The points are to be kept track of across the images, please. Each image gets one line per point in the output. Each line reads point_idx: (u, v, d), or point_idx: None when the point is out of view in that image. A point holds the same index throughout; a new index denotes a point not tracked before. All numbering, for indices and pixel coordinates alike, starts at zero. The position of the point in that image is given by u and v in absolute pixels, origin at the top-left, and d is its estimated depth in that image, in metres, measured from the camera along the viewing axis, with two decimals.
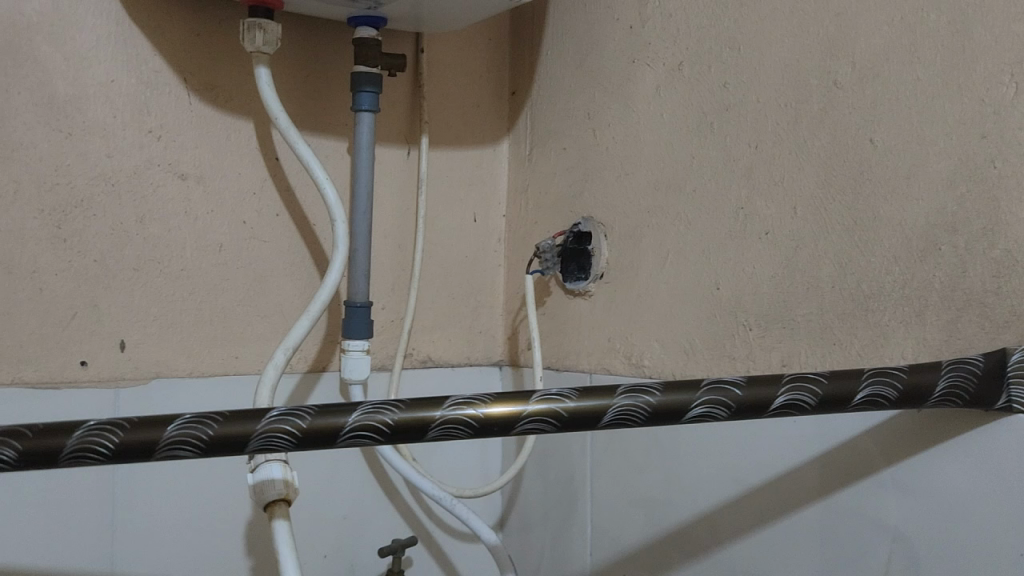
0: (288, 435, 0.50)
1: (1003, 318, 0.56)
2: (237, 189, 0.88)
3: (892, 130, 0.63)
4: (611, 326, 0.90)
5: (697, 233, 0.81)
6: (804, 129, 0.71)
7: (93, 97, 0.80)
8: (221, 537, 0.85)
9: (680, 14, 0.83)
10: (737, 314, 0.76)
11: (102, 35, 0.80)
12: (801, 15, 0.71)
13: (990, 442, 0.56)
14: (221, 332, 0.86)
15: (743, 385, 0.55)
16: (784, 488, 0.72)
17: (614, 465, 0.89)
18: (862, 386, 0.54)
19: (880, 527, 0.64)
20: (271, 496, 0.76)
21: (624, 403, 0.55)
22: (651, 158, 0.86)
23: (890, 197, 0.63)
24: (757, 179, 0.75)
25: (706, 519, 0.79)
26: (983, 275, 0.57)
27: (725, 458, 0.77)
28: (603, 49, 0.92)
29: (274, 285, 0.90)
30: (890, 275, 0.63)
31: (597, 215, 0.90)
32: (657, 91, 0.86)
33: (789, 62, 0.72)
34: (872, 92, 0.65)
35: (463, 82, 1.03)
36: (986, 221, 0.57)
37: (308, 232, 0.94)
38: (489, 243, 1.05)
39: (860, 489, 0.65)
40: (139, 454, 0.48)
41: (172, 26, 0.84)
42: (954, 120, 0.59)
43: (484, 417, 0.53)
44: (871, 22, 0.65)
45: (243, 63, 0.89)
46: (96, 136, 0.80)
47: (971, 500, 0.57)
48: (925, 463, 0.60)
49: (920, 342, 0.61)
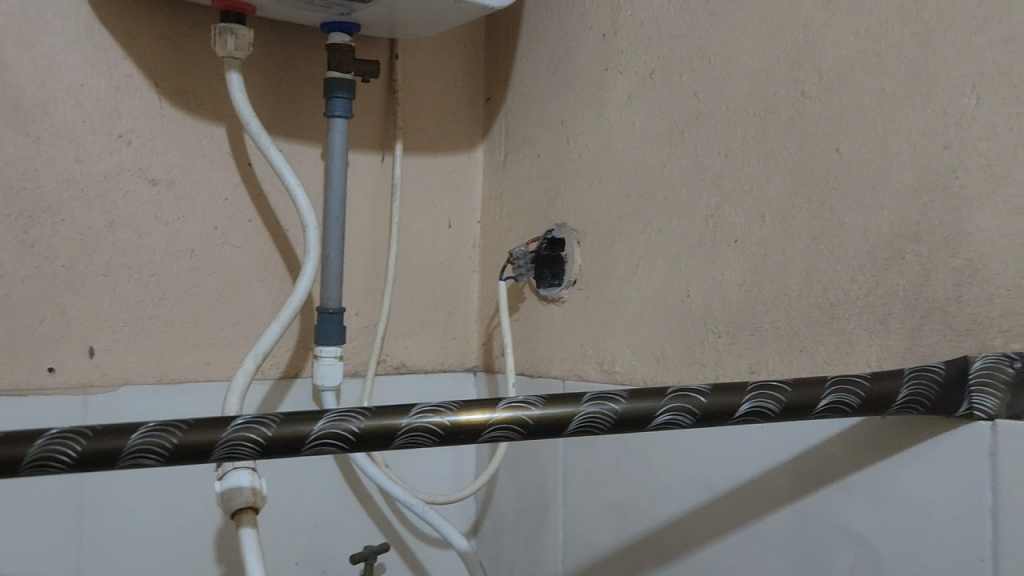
0: (344, 437, 0.51)
1: (963, 327, 0.58)
2: (209, 195, 0.94)
3: (861, 139, 0.65)
4: (579, 333, 0.89)
5: (666, 240, 0.80)
6: (774, 136, 0.71)
7: (61, 100, 0.84)
8: (191, 524, 0.93)
9: (652, 23, 0.82)
10: (704, 320, 0.76)
11: (72, 40, 0.85)
12: (772, 24, 0.71)
13: (953, 447, 0.58)
14: (192, 338, 0.93)
15: (789, 386, 0.55)
16: (749, 495, 0.73)
17: (586, 471, 0.91)
18: (904, 387, 0.55)
19: (842, 532, 0.65)
20: (237, 504, 0.72)
21: (673, 405, 0.54)
22: (624, 163, 0.85)
23: (858, 207, 0.65)
24: (727, 187, 0.75)
25: (673, 524, 0.80)
26: (945, 282, 0.59)
27: (691, 465, 0.78)
28: (576, 56, 0.92)
29: (246, 291, 0.97)
30: (855, 283, 0.65)
31: (568, 220, 0.92)
32: (630, 97, 0.85)
33: (756, 71, 0.73)
34: (841, 102, 0.66)
35: (439, 90, 1.05)
36: (947, 229, 0.59)
37: (281, 238, 1.00)
38: (463, 249, 1.06)
39: (823, 496, 0.66)
40: (198, 455, 0.49)
41: (151, 37, 0.90)
42: (917, 132, 0.61)
43: (537, 420, 0.53)
44: (837, 34, 0.66)
45: (213, 67, 0.94)
46: (64, 141, 0.84)
47: (932, 504, 0.59)
48: (888, 470, 0.62)
49: (883, 349, 0.63)
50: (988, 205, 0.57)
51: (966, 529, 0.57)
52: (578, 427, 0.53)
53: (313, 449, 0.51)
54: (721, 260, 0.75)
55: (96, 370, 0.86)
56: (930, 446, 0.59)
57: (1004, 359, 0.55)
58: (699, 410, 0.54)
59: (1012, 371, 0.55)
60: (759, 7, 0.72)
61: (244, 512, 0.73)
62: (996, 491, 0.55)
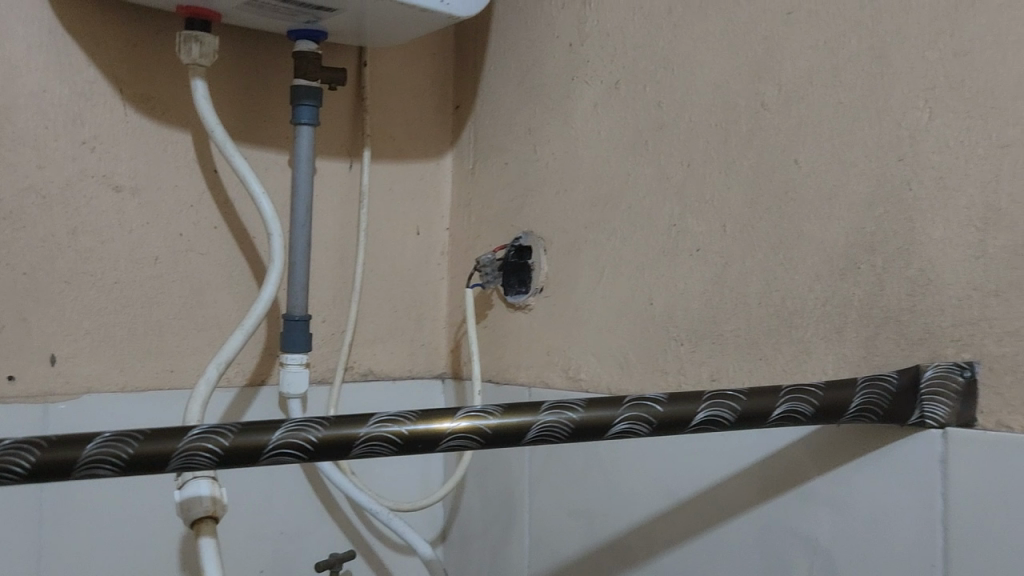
0: (302, 447, 0.51)
1: (917, 336, 0.59)
2: (173, 202, 0.94)
3: (817, 150, 0.66)
4: (546, 340, 0.90)
5: (630, 249, 0.81)
6: (734, 147, 0.72)
7: (23, 107, 0.84)
8: (154, 532, 0.92)
9: (617, 33, 0.83)
10: (668, 328, 0.77)
11: (35, 47, 0.84)
12: (732, 36, 0.72)
13: (908, 455, 0.59)
14: (156, 345, 0.92)
15: (744, 395, 0.56)
16: (710, 502, 0.73)
17: (552, 478, 0.92)
18: (857, 396, 0.56)
19: (799, 539, 0.66)
20: (197, 513, 0.72)
21: (629, 414, 0.54)
22: (590, 171, 0.86)
23: (815, 217, 0.66)
24: (690, 197, 0.75)
25: (636, 531, 0.81)
26: (898, 292, 0.60)
27: (655, 471, 0.79)
28: (543, 66, 0.92)
29: (212, 299, 0.96)
30: (812, 293, 0.66)
31: (535, 228, 0.92)
32: (595, 106, 0.85)
33: (718, 82, 0.73)
34: (798, 113, 0.67)
35: (408, 97, 1.05)
36: (901, 240, 0.60)
37: (247, 245, 0.99)
38: (431, 256, 1.06)
39: (781, 504, 0.67)
40: (153, 465, 0.48)
41: (115, 43, 0.90)
42: (872, 144, 0.62)
43: (494, 429, 0.53)
44: (795, 47, 0.68)
45: (178, 76, 0.94)
46: (26, 148, 0.84)
47: (888, 510, 0.60)
48: (843, 477, 0.63)
49: (839, 357, 0.64)
50: (940, 217, 0.58)
51: (919, 536, 0.58)
52: (536, 435, 0.54)
53: (270, 458, 0.50)
54: (683, 268, 0.76)
55: (57, 378, 0.86)
56: (883, 454, 0.60)
57: (955, 368, 0.57)
58: (655, 419, 0.54)
59: (962, 380, 0.57)
60: (719, 19, 0.74)
61: (203, 522, 0.73)
62: (947, 497, 0.56)
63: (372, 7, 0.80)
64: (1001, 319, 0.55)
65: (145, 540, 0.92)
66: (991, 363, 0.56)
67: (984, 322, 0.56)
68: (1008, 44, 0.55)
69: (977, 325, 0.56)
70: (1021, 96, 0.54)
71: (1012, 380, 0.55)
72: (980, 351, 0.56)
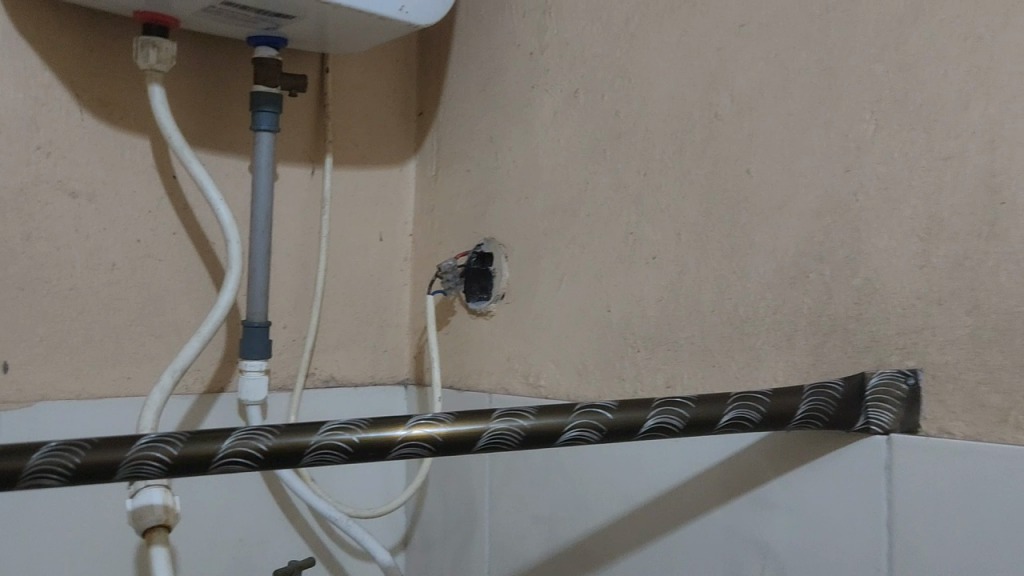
0: (252, 456, 0.51)
1: (863, 343, 0.61)
2: (131, 208, 0.93)
3: (769, 161, 0.67)
4: (507, 347, 0.90)
5: (589, 257, 0.82)
6: (689, 157, 0.73)
7: None
8: (109, 540, 0.91)
9: (576, 42, 0.84)
10: (625, 335, 0.78)
11: None
12: (687, 48, 0.74)
13: (853, 460, 0.60)
14: (113, 352, 0.92)
15: (693, 402, 0.57)
16: (665, 508, 0.74)
17: (512, 483, 0.92)
18: (803, 403, 0.57)
19: (749, 544, 0.67)
20: (149, 523, 0.73)
21: (579, 422, 0.55)
22: (550, 179, 0.87)
23: (767, 226, 0.67)
24: (647, 206, 0.76)
25: (594, 536, 0.81)
26: (846, 301, 0.62)
27: (612, 477, 0.80)
28: (504, 74, 0.93)
29: (170, 305, 0.96)
30: (763, 301, 0.67)
31: (496, 235, 0.93)
32: (555, 115, 0.86)
33: (674, 93, 0.75)
34: (751, 125, 0.69)
35: (371, 104, 1.05)
36: (848, 250, 0.62)
37: (206, 251, 0.99)
38: (394, 263, 1.07)
39: (732, 509, 0.68)
40: (100, 474, 0.47)
41: (70, 45, 0.89)
42: (821, 155, 0.64)
43: (445, 436, 0.54)
44: (748, 60, 0.69)
45: (136, 81, 0.94)
46: None
47: (835, 515, 0.61)
48: (792, 483, 0.64)
49: (789, 365, 0.65)
50: (886, 227, 0.60)
51: (865, 539, 0.59)
52: (487, 443, 0.54)
53: (221, 467, 0.50)
54: (640, 277, 0.77)
55: (10, 386, 0.85)
56: (830, 460, 0.61)
57: (899, 375, 0.58)
58: (604, 426, 0.55)
59: (906, 387, 0.58)
60: (675, 31, 0.75)
61: (154, 530, 0.74)
62: (892, 501, 0.58)
63: (333, 15, 0.81)
64: (944, 328, 0.57)
65: (100, 548, 0.91)
66: (933, 371, 0.57)
67: (927, 330, 0.57)
68: (950, 59, 0.57)
69: (921, 333, 0.58)
70: (962, 110, 0.56)
71: (953, 387, 0.56)
72: (923, 359, 0.58)
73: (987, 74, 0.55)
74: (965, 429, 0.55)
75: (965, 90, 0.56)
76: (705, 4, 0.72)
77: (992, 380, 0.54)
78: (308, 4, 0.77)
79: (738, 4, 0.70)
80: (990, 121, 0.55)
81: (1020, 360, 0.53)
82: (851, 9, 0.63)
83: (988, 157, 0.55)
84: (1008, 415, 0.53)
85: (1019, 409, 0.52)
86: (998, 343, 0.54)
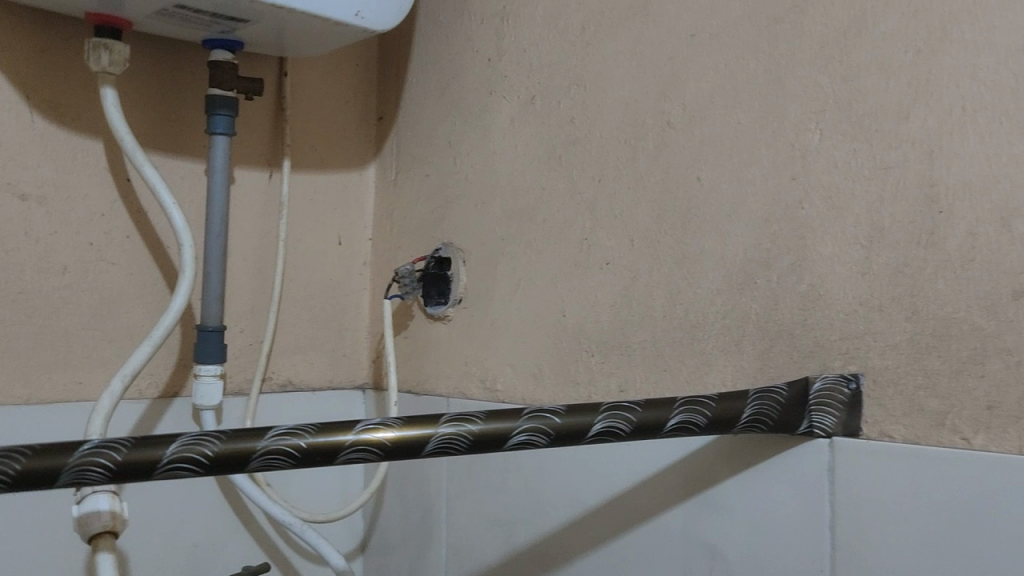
0: (197, 462, 0.50)
1: (807, 348, 0.62)
2: (84, 211, 0.92)
3: (719, 169, 0.68)
4: (464, 351, 0.90)
5: (544, 262, 0.82)
6: (642, 164, 0.74)
7: None
8: (59, 546, 0.90)
9: (533, 49, 0.85)
10: (580, 340, 0.78)
11: None
12: (640, 56, 0.75)
13: (796, 463, 0.61)
14: (64, 356, 0.91)
15: (640, 406, 0.58)
16: (616, 511, 0.75)
17: (468, 488, 0.93)
18: (748, 407, 0.58)
19: (697, 547, 0.68)
20: (94, 529, 0.73)
21: (528, 426, 0.56)
22: (507, 184, 0.87)
23: (716, 232, 0.68)
24: (601, 212, 0.77)
25: (547, 539, 0.82)
26: (791, 307, 0.63)
27: (566, 481, 0.80)
28: (462, 80, 0.93)
29: (123, 309, 0.95)
30: (713, 307, 0.68)
31: (454, 240, 0.93)
32: (512, 121, 0.87)
33: (628, 101, 0.76)
34: (702, 133, 0.70)
35: (330, 108, 1.05)
36: (793, 257, 0.63)
37: (161, 255, 0.98)
38: (354, 267, 1.06)
39: (681, 512, 0.69)
40: (41, 480, 0.46)
41: (19, 45, 0.88)
42: (768, 164, 0.65)
43: (393, 441, 0.54)
44: (699, 68, 0.70)
45: (88, 83, 0.93)
46: None
47: (778, 518, 0.62)
48: (738, 486, 0.65)
49: (737, 369, 0.66)
50: (829, 234, 0.61)
51: (808, 539, 0.60)
52: (435, 448, 0.55)
53: (165, 472, 0.50)
54: (594, 282, 0.77)
55: None
56: (776, 463, 0.63)
57: (841, 380, 0.59)
58: (553, 430, 0.56)
59: (849, 392, 0.59)
60: (629, 39, 0.76)
61: (101, 536, 0.74)
62: (835, 502, 0.59)
63: (289, 20, 0.81)
64: (884, 333, 0.58)
65: (49, 555, 0.90)
66: (875, 375, 0.59)
67: (869, 336, 0.59)
68: (891, 72, 0.59)
69: (863, 339, 0.59)
70: (903, 121, 0.58)
71: (893, 391, 0.58)
72: (865, 364, 0.59)
73: (929, 87, 0.57)
74: (905, 432, 0.57)
75: (906, 101, 0.58)
76: (658, 13, 0.74)
77: (930, 386, 0.56)
78: (264, 8, 0.77)
79: (690, 13, 0.71)
80: (930, 132, 0.57)
81: (957, 365, 0.55)
82: (797, 21, 0.64)
83: (926, 168, 0.57)
84: (946, 419, 0.55)
85: (957, 414, 0.54)
86: (936, 348, 0.56)
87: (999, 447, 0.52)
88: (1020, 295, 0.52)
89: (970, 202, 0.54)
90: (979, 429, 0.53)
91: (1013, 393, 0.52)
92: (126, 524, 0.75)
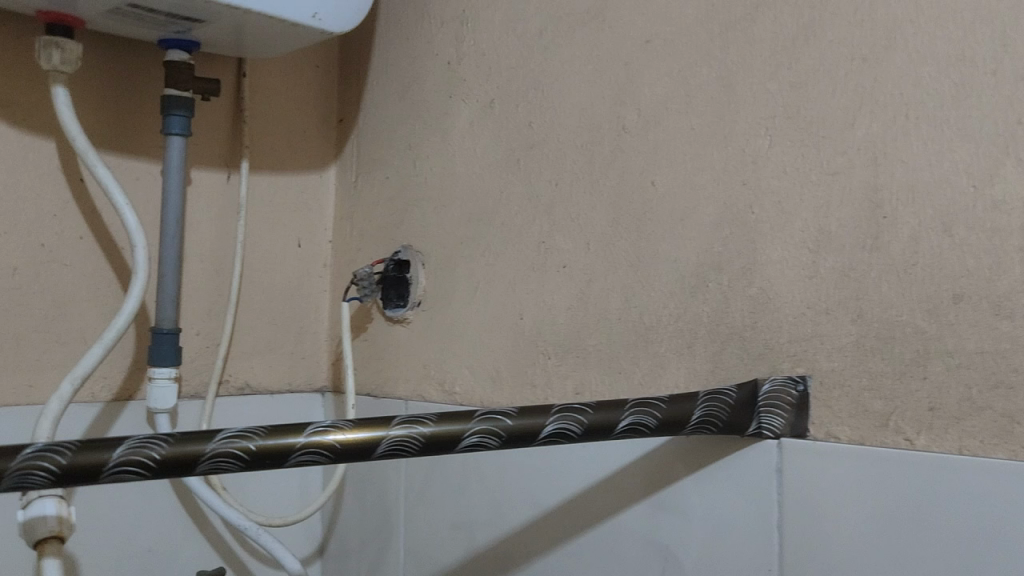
0: (144, 465, 0.49)
1: (757, 351, 0.63)
2: (35, 211, 0.91)
3: (673, 174, 0.70)
4: (422, 354, 0.90)
5: (502, 265, 0.83)
6: (599, 168, 0.75)
7: None
8: (7, 552, 0.89)
9: (492, 53, 0.86)
10: (537, 342, 0.79)
11: None
12: (597, 61, 0.76)
13: (746, 464, 0.62)
14: (14, 359, 0.89)
15: (591, 408, 0.58)
16: (571, 512, 0.75)
17: (426, 490, 0.93)
18: (698, 409, 0.59)
19: (651, 547, 0.68)
20: (40, 534, 0.73)
21: (480, 428, 0.56)
22: (466, 188, 0.87)
23: (669, 236, 0.69)
24: (558, 215, 0.78)
25: (504, 541, 0.82)
26: (742, 310, 0.64)
27: (522, 483, 0.81)
28: (422, 82, 0.94)
29: (76, 311, 0.94)
30: (666, 309, 0.69)
31: (413, 243, 0.93)
32: (471, 124, 0.87)
33: (584, 105, 0.77)
34: (655, 138, 0.71)
35: (290, 109, 1.05)
36: (744, 261, 0.64)
37: (115, 256, 0.97)
38: (314, 269, 1.06)
39: (635, 513, 0.70)
40: None
41: None
42: (719, 169, 0.66)
43: (344, 444, 0.54)
44: (654, 74, 0.71)
45: (41, 82, 0.92)
46: None
47: (729, 518, 0.63)
48: (690, 487, 0.66)
49: (690, 371, 0.67)
50: (778, 239, 0.62)
51: (757, 539, 0.61)
52: (385, 451, 0.55)
53: (111, 475, 0.49)
54: (551, 285, 0.78)
55: None
56: (726, 464, 0.63)
57: (789, 382, 0.60)
58: (504, 432, 0.56)
59: (796, 394, 0.60)
60: (586, 44, 0.77)
61: (47, 542, 0.74)
62: (784, 503, 0.60)
63: (247, 21, 0.80)
64: (831, 336, 0.59)
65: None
66: (821, 377, 0.60)
67: (816, 338, 0.60)
68: (838, 79, 0.60)
69: (811, 341, 0.60)
70: (849, 127, 0.59)
71: (839, 393, 0.59)
72: (812, 366, 0.60)
73: (874, 94, 0.58)
74: (850, 433, 0.58)
75: (851, 108, 0.59)
76: (614, 19, 0.74)
77: (874, 387, 0.57)
78: (221, 9, 0.77)
79: (645, 20, 0.72)
80: (874, 139, 0.58)
81: (900, 367, 0.56)
82: (748, 28, 0.65)
83: (871, 174, 0.58)
84: (889, 420, 0.56)
85: (900, 416, 0.56)
86: (880, 350, 0.57)
87: (940, 447, 0.53)
88: (960, 298, 0.53)
89: (912, 207, 0.56)
90: (921, 429, 0.54)
91: (953, 394, 0.53)
92: (72, 530, 0.75)
